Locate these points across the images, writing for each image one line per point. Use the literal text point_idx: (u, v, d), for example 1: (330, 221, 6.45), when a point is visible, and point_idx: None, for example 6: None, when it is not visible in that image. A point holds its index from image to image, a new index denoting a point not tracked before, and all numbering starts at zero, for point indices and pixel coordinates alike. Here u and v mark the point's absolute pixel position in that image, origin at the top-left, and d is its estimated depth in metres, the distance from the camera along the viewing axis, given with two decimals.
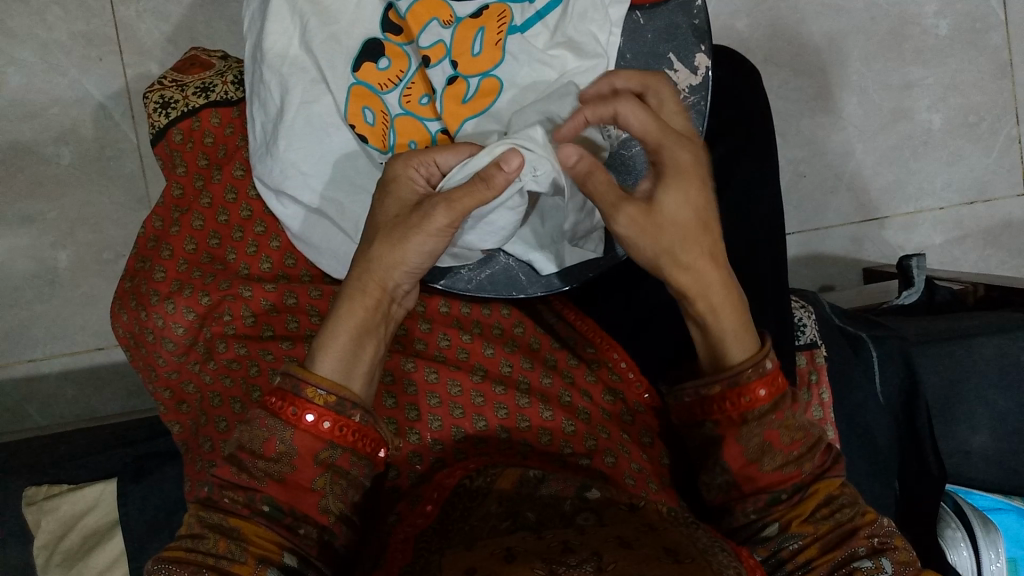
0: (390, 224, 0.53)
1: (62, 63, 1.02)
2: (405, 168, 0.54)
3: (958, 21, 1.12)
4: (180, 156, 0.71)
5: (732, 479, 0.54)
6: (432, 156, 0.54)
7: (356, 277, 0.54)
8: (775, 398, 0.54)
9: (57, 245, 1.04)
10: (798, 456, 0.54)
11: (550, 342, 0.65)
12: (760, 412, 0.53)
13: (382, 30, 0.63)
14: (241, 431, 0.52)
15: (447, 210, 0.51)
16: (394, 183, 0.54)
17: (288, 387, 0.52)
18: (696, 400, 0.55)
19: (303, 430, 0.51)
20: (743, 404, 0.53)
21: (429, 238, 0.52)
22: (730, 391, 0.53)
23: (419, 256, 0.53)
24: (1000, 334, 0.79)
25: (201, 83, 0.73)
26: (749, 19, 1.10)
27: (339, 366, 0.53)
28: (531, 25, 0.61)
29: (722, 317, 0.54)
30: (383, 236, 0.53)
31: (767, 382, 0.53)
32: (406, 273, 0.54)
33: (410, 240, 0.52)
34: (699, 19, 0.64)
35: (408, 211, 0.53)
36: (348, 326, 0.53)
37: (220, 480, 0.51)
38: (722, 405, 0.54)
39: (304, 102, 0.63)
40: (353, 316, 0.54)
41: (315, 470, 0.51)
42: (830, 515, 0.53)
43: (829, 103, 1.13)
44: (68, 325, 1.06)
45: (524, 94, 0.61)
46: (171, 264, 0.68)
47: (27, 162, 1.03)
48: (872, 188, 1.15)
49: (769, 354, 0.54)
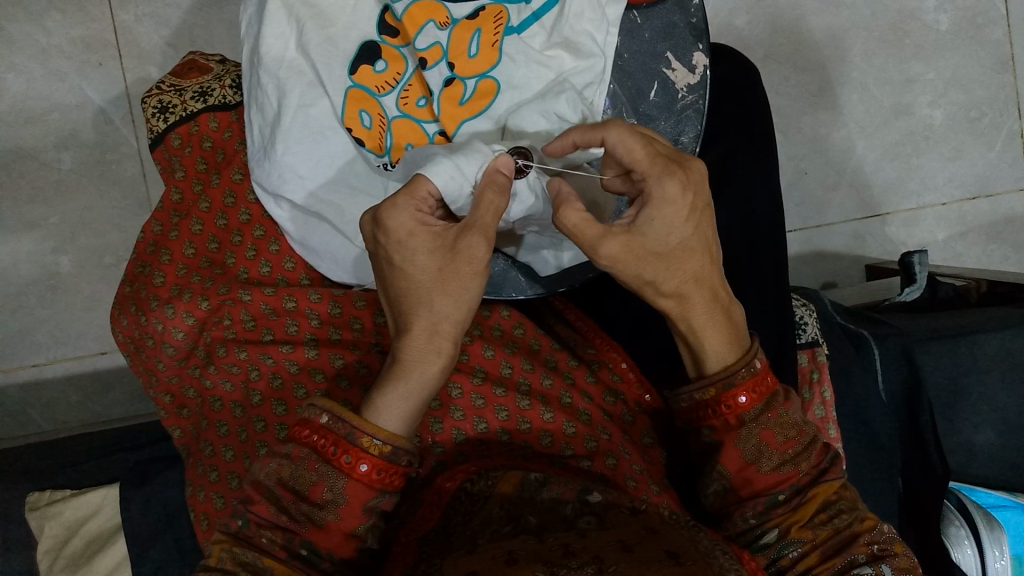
0: (434, 279, 0.51)
1: (61, 68, 1.02)
2: (414, 218, 0.51)
3: (959, 16, 1.12)
4: (179, 161, 0.71)
5: (729, 484, 0.55)
6: (431, 183, 0.52)
7: (419, 339, 0.52)
8: (765, 398, 0.54)
9: (59, 250, 1.04)
10: (794, 455, 0.54)
11: (550, 343, 0.65)
12: (755, 413, 0.54)
13: (380, 32, 0.63)
14: (282, 466, 0.51)
15: (485, 239, 0.51)
16: (411, 239, 0.51)
17: (341, 433, 0.50)
18: (691, 404, 0.55)
19: (355, 480, 0.50)
20: (739, 407, 0.54)
21: (481, 275, 0.51)
22: (725, 395, 0.54)
23: (478, 296, 0.52)
24: (1002, 331, 0.79)
25: (199, 88, 0.73)
26: (748, 16, 1.10)
27: (408, 417, 0.52)
28: (528, 26, 0.61)
29: (710, 335, 0.54)
30: (442, 291, 0.51)
31: (754, 383, 0.54)
32: (469, 317, 0.53)
33: (467, 286, 0.51)
34: (696, 17, 0.63)
35: (442, 260, 0.51)
36: (422, 381, 0.52)
37: (258, 517, 0.50)
38: (715, 410, 0.54)
39: (302, 105, 0.63)
40: (428, 374, 0.52)
41: (360, 518, 0.51)
42: (828, 521, 0.52)
43: (830, 100, 1.12)
44: (70, 330, 1.06)
45: (522, 95, 0.61)
46: (171, 268, 0.68)
47: (28, 167, 1.03)
48: (873, 185, 1.14)
49: (756, 355, 0.54)
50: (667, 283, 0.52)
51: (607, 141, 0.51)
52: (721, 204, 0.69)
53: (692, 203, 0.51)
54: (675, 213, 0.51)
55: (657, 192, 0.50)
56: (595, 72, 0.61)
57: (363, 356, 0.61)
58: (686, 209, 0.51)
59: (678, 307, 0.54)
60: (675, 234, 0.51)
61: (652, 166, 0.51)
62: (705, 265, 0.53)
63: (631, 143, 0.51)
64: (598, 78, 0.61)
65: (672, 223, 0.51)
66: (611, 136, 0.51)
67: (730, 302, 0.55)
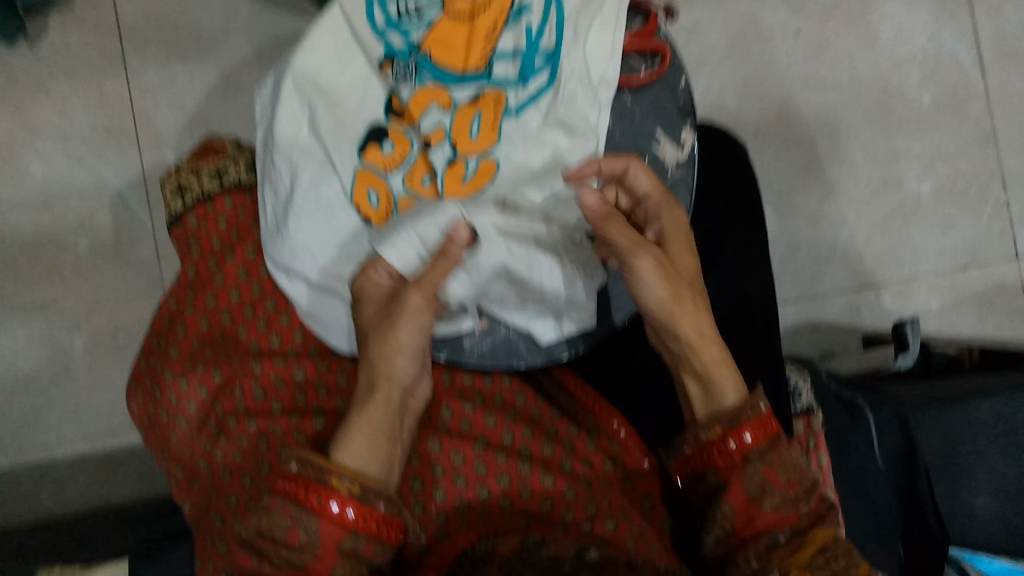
0: (374, 323, 0.59)
1: (82, 154, 1.07)
2: (368, 277, 0.61)
3: (940, 93, 1.19)
4: (194, 239, 0.73)
5: (732, 527, 0.56)
6: (382, 257, 0.61)
7: (366, 384, 0.58)
8: (769, 438, 0.57)
9: (73, 329, 1.07)
10: (796, 496, 0.56)
11: (551, 411, 0.67)
12: (759, 452, 0.56)
13: (387, 116, 0.68)
14: (262, 517, 0.53)
15: (420, 288, 0.58)
16: (364, 293, 0.61)
17: (311, 475, 0.53)
18: (696, 447, 0.58)
19: (328, 519, 0.52)
20: (744, 445, 0.56)
21: (417, 319, 0.58)
22: (729, 433, 0.57)
23: (415, 337, 0.59)
24: (993, 398, 0.79)
25: (215, 169, 0.76)
26: (737, 97, 1.16)
27: (361, 456, 0.55)
28: (525, 108, 0.66)
29: (718, 373, 0.59)
30: (378, 338, 0.59)
31: (760, 423, 0.57)
32: (408, 357, 0.59)
33: (400, 326, 0.58)
34: (683, 99, 0.68)
35: (384, 306, 0.60)
36: (366, 421, 0.56)
37: (241, 568, 0.53)
38: (721, 449, 0.57)
39: (313, 184, 0.66)
40: (371, 414, 0.56)
41: (336, 558, 0.53)
42: (827, 564, 0.52)
43: (819, 175, 1.17)
44: (81, 409, 1.07)
45: (520, 173, 0.66)
46: (184, 343, 0.70)
47: (46, 248, 1.07)
48: (866, 257, 1.18)
49: (762, 399, 0.58)
50: (684, 303, 0.59)
51: (631, 170, 0.62)
52: (712, 276, 0.72)
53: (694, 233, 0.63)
54: (687, 238, 0.62)
55: (671, 217, 0.62)
56: (588, 150, 0.65)
57: None
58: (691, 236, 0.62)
59: (696, 335, 0.59)
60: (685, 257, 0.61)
61: (665, 195, 0.62)
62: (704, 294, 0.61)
63: (650, 175, 0.62)
64: (592, 156, 0.65)
65: (683, 247, 0.61)
66: (635, 166, 0.62)
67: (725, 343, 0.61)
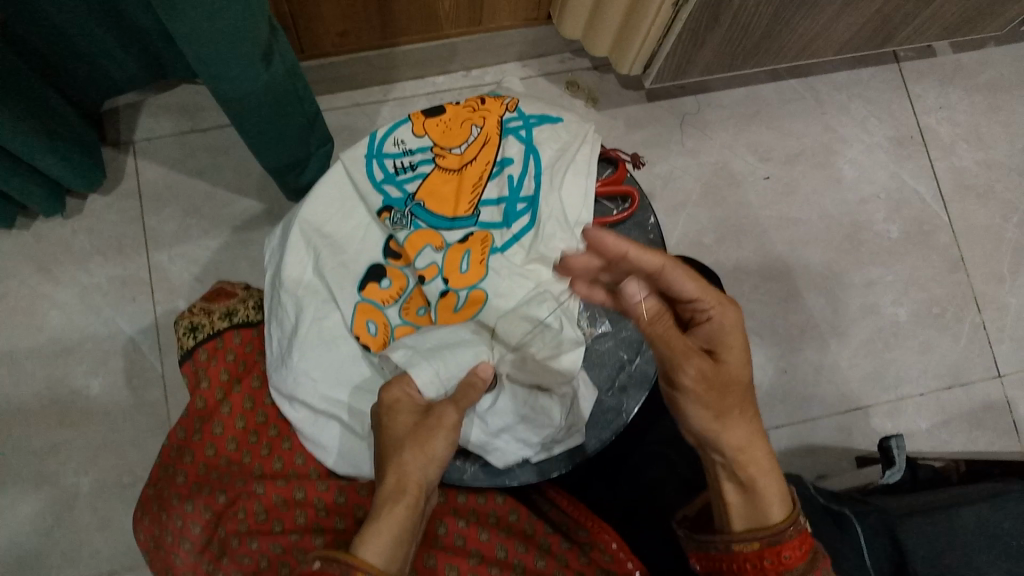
0: (408, 430, 0.60)
1: (99, 304, 1.14)
2: (401, 389, 0.63)
3: (907, 225, 1.28)
4: (204, 372, 0.77)
5: None
6: (411, 376, 0.65)
7: (392, 483, 0.58)
8: (811, 556, 0.57)
9: (80, 470, 1.10)
10: None
11: (544, 527, 0.69)
12: (799, 571, 0.56)
13: (384, 256, 0.75)
14: None
15: (454, 405, 0.61)
16: (398, 402, 0.62)
17: None
18: (726, 555, 0.60)
19: None
20: (782, 562, 0.57)
21: (450, 433, 0.60)
22: (767, 549, 0.58)
23: (444, 451, 0.60)
24: (979, 501, 0.80)
25: (225, 309, 0.82)
26: (714, 233, 1.24)
27: (383, 553, 0.54)
28: (510, 246, 0.72)
29: (765, 481, 0.61)
30: (413, 442, 0.59)
31: (800, 541, 0.57)
32: (435, 469, 0.60)
33: (437, 436, 0.60)
34: (654, 234, 0.75)
35: (421, 416, 0.62)
36: (390, 521, 0.56)
37: None
38: (761, 563, 0.58)
39: (316, 318, 0.72)
40: (397, 512, 0.57)
41: None
42: None
43: (798, 303, 1.23)
44: (82, 551, 1.08)
45: (507, 303, 0.71)
46: (191, 468, 0.73)
47: (61, 394, 1.11)
48: (852, 379, 1.22)
49: (801, 513, 0.59)
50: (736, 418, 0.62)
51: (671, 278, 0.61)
52: None
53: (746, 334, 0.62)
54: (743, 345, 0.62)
55: (717, 322, 0.62)
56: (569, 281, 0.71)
57: None
58: (740, 340, 0.62)
59: (747, 447, 0.62)
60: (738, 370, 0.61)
61: (710, 300, 0.62)
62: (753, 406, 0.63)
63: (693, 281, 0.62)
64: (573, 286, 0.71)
65: (739, 359, 0.62)
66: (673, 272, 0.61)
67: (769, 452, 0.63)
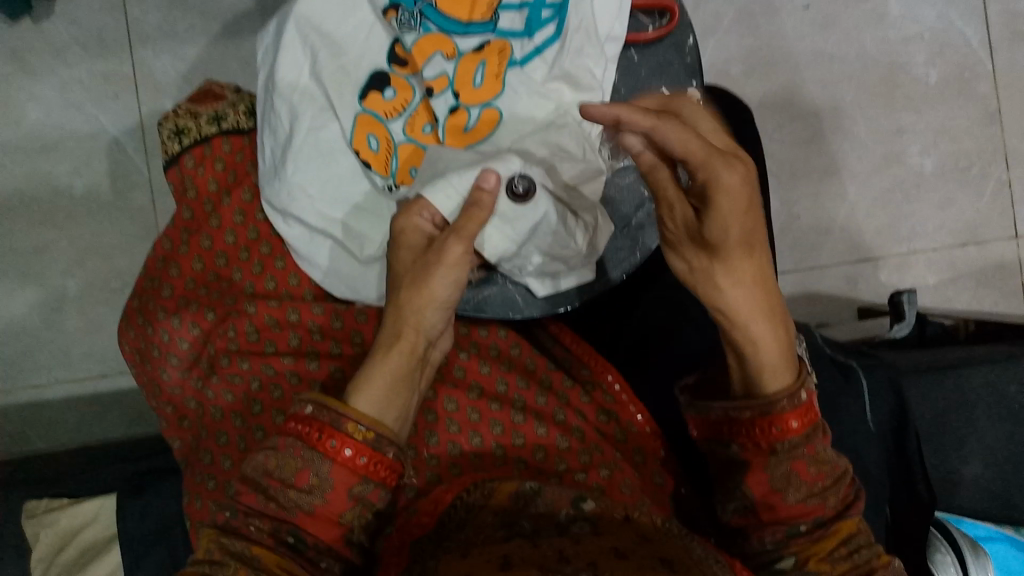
0: (409, 269, 0.56)
1: (79, 98, 1.06)
2: (409, 219, 0.57)
3: (947, 71, 1.17)
4: (191, 180, 0.73)
5: (752, 505, 0.55)
6: (428, 201, 0.57)
7: (391, 325, 0.56)
8: (807, 429, 0.54)
9: (67, 273, 1.07)
10: (823, 488, 0.55)
11: (546, 363, 0.67)
12: (790, 445, 0.54)
13: (389, 62, 0.66)
14: (270, 457, 0.52)
15: (460, 239, 0.54)
16: (402, 234, 0.57)
17: (326, 420, 0.52)
18: (724, 419, 0.56)
19: (340, 464, 0.52)
20: (773, 434, 0.54)
21: (454, 271, 0.55)
22: (762, 420, 0.54)
23: (448, 290, 0.55)
24: (991, 365, 0.79)
25: (213, 113, 0.74)
26: (743, 65, 1.15)
27: (377, 403, 0.54)
28: (530, 60, 0.65)
29: (763, 351, 0.54)
30: (411, 283, 0.55)
31: (798, 413, 0.54)
32: (436, 309, 0.56)
33: (436, 276, 0.55)
34: (691, 57, 0.67)
35: (422, 254, 0.56)
36: (386, 369, 0.55)
37: (245, 507, 0.51)
38: (763, 429, 0.54)
39: (313, 128, 0.66)
40: (392, 360, 0.55)
41: (346, 503, 0.52)
42: (847, 556, 0.53)
43: (823, 147, 1.16)
44: (72, 352, 1.07)
45: (522, 125, 0.64)
46: (178, 282, 0.71)
47: (42, 194, 1.06)
48: (866, 230, 1.17)
49: (804, 386, 0.54)
50: (730, 291, 0.53)
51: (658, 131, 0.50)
52: None
53: (749, 199, 0.49)
54: (742, 216, 0.50)
55: (710, 185, 0.49)
56: (593, 104, 0.64)
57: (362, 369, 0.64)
58: (743, 205, 0.49)
59: (746, 316, 0.53)
60: (729, 242, 0.51)
61: (703, 158, 0.49)
62: (764, 272, 0.53)
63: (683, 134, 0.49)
64: None
65: (734, 230, 0.50)
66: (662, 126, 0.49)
67: (784, 316, 0.55)
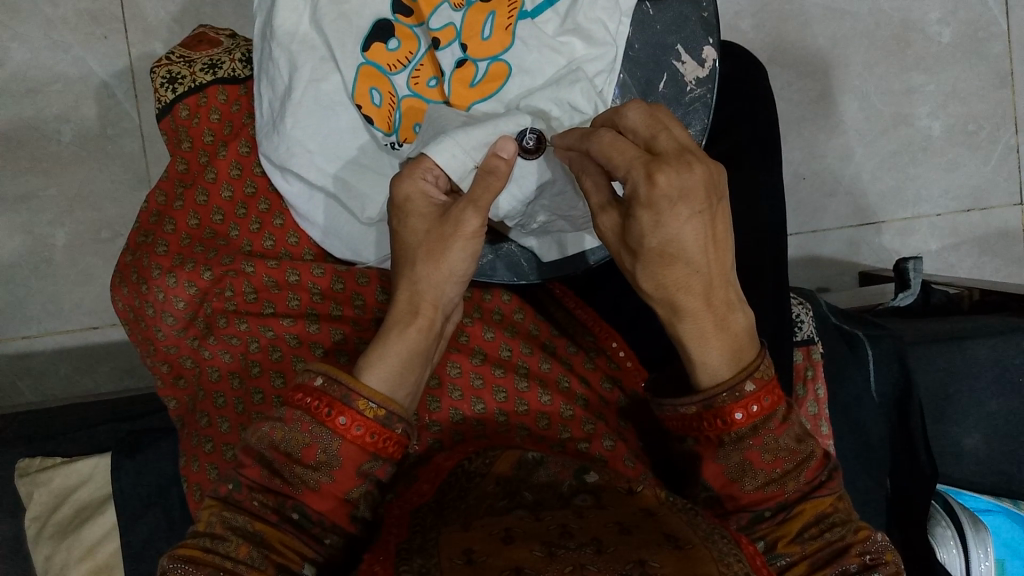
0: (421, 242, 0.53)
1: (66, 39, 1.02)
2: (414, 183, 0.53)
3: (960, 30, 1.13)
4: (185, 132, 0.71)
5: (715, 496, 0.53)
6: (432, 160, 0.53)
7: (405, 301, 0.54)
8: (756, 419, 0.51)
9: (55, 222, 1.04)
10: (782, 474, 0.52)
11: (549, 329, 0.66)
12: (739, 436, 0.51)
13: (393, 12, 0.62)
14: (275, 430, 0.51)
15: (474, 208, 0.51)
16: (407, 203, 0.53)
17: (335, 394, 0.51)
18: (676, 416, 0.53)
19: (349, 441, 0.51)
20: (719, 427, 0.51)
21: (469, 244, 0.53)
22: (706, 413, 0.51)
23: (464, 263, 0.54)
24: (996, 336, 0.78)
25: (208, 60, 0.72)
26: (753, 19, 1.11)
27: (388, 380, 0.53)
28: (542, 12, 0.61)
29: (709, 346, 0.51)
30: (426, 255, 0.53)
31: (745, 404, 0.51)
32: (454, 283, 0.54)
33: (451, 250, 0.53)
34: (707, 11, 0.64)
35: (436, 224, 0.53)
36: (402, 346, 0.53)
37: (249, 481, 0.50)
38: (710, 422, 0.52)
39: (313, 80, 0.63)
40: (407, 340, 0.53)
41: (354, 481, 0.51)
42: (819, 535, 0.51)
43: (831, 107, 1.13)
44: (64, 303, 1.05)
45: (533, 80, 0.61)
46: (172, 239, 0.68)
47: (28, 138, 1.02)
48: (871, 193, 1.15)
49: (752, 375, 0.51)
50: (660, 290, 0.50)
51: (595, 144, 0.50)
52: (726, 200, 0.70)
53: (681, 204, 0.47)
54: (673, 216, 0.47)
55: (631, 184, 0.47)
56: (606, 60, 0.61)
57: (363, 333, 0.62)
58: (676, 209, 0.47)
59: (676, 313, 0.50)
60: (650, 239, 0.48)
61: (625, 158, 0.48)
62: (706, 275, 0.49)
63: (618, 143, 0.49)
64: (609, 67, 0.62)
65: (658, 227, 0.47)
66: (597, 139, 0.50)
67: (737, 309, 0.51)
